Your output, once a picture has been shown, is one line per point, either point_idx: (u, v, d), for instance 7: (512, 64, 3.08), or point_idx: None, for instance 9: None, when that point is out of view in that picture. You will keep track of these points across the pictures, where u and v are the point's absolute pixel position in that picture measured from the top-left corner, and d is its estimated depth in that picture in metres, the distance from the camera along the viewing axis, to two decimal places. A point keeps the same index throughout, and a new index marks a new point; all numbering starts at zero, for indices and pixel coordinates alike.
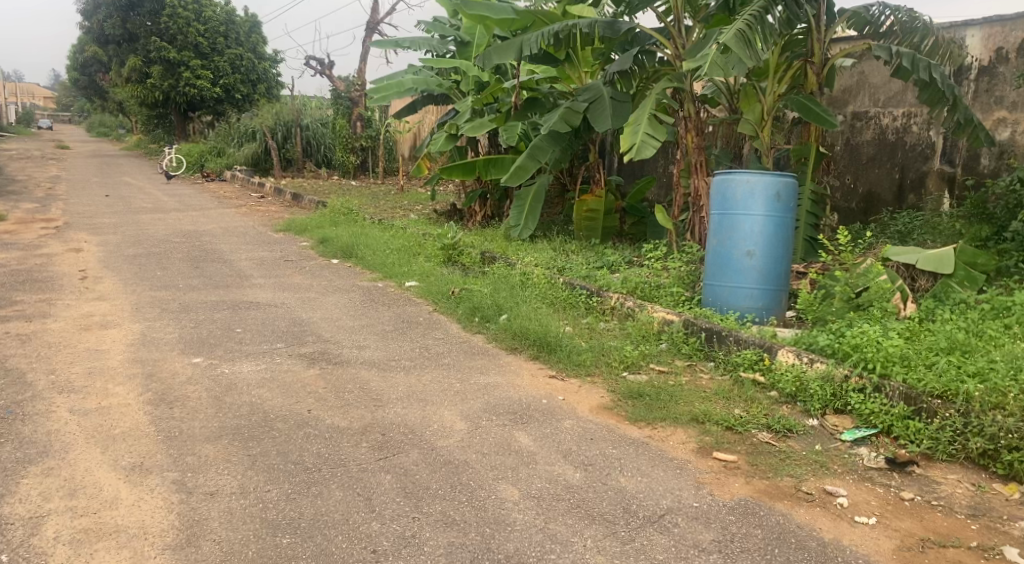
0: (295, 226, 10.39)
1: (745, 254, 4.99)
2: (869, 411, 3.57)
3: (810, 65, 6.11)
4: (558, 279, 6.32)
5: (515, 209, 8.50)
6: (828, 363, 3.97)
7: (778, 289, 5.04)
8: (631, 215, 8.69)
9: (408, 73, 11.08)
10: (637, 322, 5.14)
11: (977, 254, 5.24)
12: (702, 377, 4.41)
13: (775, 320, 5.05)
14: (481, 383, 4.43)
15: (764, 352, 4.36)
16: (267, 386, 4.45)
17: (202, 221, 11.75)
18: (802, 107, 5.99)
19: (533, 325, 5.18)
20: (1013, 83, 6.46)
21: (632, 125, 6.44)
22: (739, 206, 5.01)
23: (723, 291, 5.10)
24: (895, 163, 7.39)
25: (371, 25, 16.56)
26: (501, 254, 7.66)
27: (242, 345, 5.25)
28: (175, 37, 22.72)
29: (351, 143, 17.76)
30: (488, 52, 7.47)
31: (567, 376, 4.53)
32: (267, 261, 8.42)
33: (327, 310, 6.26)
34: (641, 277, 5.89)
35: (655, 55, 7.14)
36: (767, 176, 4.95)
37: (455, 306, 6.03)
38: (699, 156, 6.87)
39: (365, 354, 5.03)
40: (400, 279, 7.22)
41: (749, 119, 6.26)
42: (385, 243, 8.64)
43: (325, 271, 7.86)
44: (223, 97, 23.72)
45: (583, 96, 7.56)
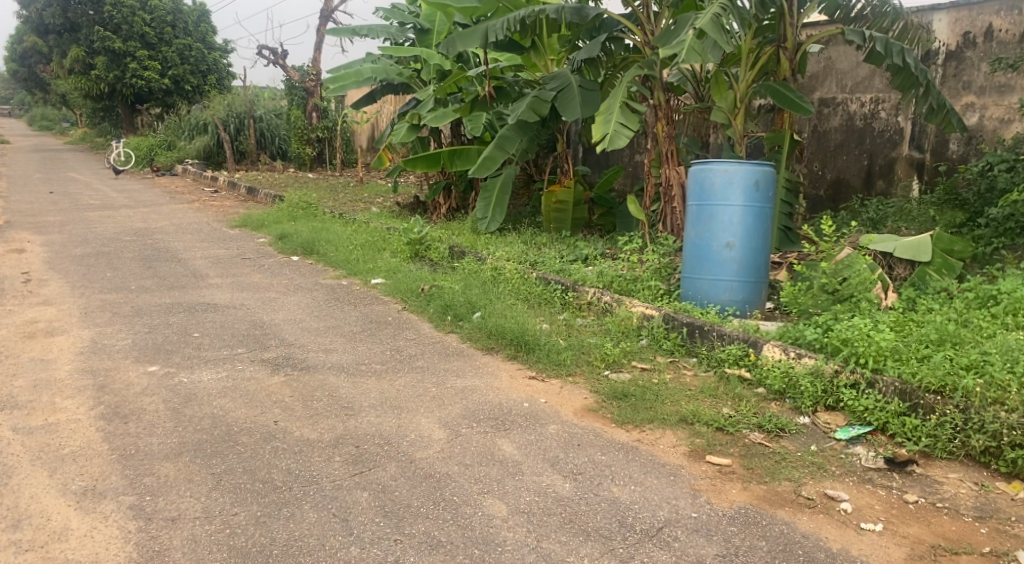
0: (252, 222, 10.02)
1: (724, 246, 4.85)
2: (863, 408, 3.47)
3: (783, 51, 6.00)
4: (531, 274, 6.15)
5: (482, 202, 8.27)
6: (818, 358, 3.86)
7: (758, 281, 4.90)
8: (600, 207, 8.54)
9: (366, 61, 10.76)
10: (615, 318, 4.99)
11: (953, 241, 5.17)
12: (686, 374, 4.27)
13: (756, 313, 4.92)
14: (458, 386, 4.23)
15: (749, 347, 4.24)
16: (229, 395, 4.18)
17: (154, 217, 11.27)
18: (778, 94, 5.85)
19: (509, 324, 5.00)
20: (981, 68, 6.44)
21: (603, 114, 6.26)
22: (717, 197, 4.87)
23: (701, 284, 4.96)
24: (864, 149, 7.35)
25: (325, 13, 16.11)
26: (469, 248, 7.44)
27: (201, 351, 4.96)
28: (120, 27, 21.90)
29: (308, 135, 17.31)
30: (451, 39, 7.22)
31: (547, 377, 4.35)
32: (224, 259, 8.07)
33: (290, 311, 5.98)
34: (616, 271, 5.73)
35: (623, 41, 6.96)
36: (745, 166, 4.81)
37: (425, 304, 5.80)
38: (670, 146, 6.73)
39: (333, 358, 4.78)
40: (366, 276, 6.96)
41: (722, 107, 6.11)
42: (348, 238, 8.34)
43: (286, 269, 7.56)
44: (173, 89, 22.98)
45: (551, 85, 7.35)
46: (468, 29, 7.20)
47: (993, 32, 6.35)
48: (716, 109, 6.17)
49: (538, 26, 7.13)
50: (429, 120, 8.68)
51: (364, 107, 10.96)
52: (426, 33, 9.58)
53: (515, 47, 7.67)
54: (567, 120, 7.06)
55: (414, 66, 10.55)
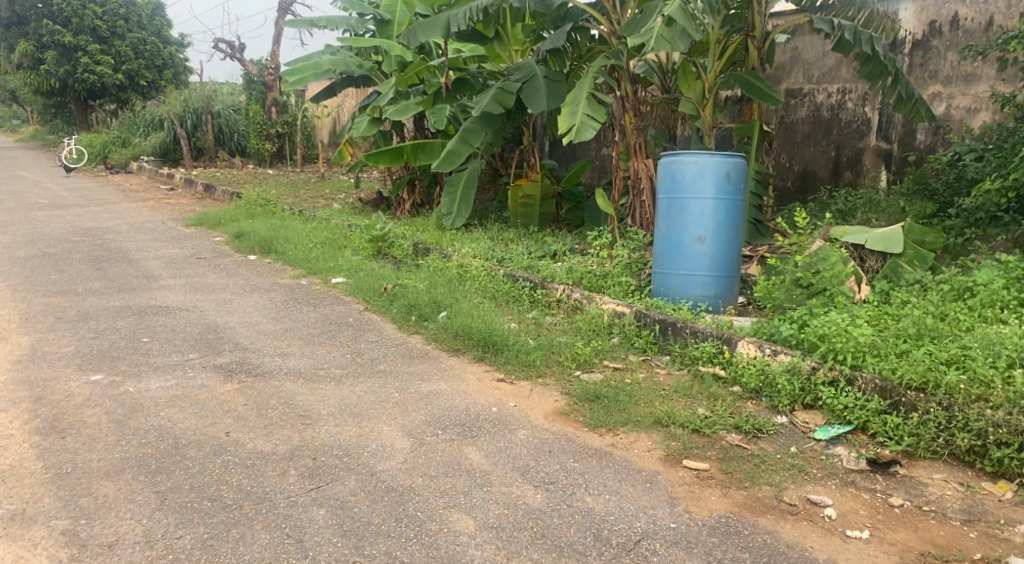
0: (209, 220, 9.67)
1: (695, 239, 4.72)
2: (843, 406, 3.36)
3: (751, 40, 5.87)
4: (498, 271, 5.97)
5: (447, 197, 8.05)
6: (794, 354, 3.73)
7: (730, 275, 4.77)
8: (568, 201, 8.38)
9: (326, 54, 10.45)
10: (586, 316, 4.83)
11: (925, 232, 5.06)
12: (659, 373, 4.12)
13: (728, 308, 4.79)
14: (421, 391, 4.03)
15: (723, 344, 4.09)
16: (177, 405, 3.92)
17: (105, 216, 10.84)
18: (747, 85, 5.75)
19: (476, 323, 4.81)
20: (947, 57, 6.39)
21: (570, 106, 6.09)
22: (688, 189, 4.73)
23: (673, 279, 4.82)
24: (831, 140, 7.28)
25: (283, 6, 15.71)
26: (434, 244, 7.23)
27: (149, 357, 4.69)
28: (70, 20, 21.21)
29: (267, 130, 16.90)
30: (412, 30, 6.99)
31: (516, 379, 4.17)
32: (178, 259, 7.75)
33: (246, 313, 5.71)
34: (585, 266, 5.56)
35: (589, 31, 6.80)
36: (716, 157, 4.68)
37: (389, 304, 5.58)
38: (638, 138, 6.59)
39: (291, 363, 4.55)
40: (326, 275, 6.71)
41: (691, 98, 5.97)
42: (308, 236, 8.07)
43: (243, 268, 7.27)
44: (127, 85, 22.31)
45: (515, 76, 7.16)
46: (429, 19, 6.98)
47: (959, 20, 6.31)
48: (684, 100, 6.03)
49: (501, 16, 6.93)
50: (393, 113, 8.48)
51: (324, 100, 10.65)
52: (386, 24, 9.31)
53: (478, 37, 7.45)
54: (533, 112, 6.87)
55: (375, 58, 10.27)
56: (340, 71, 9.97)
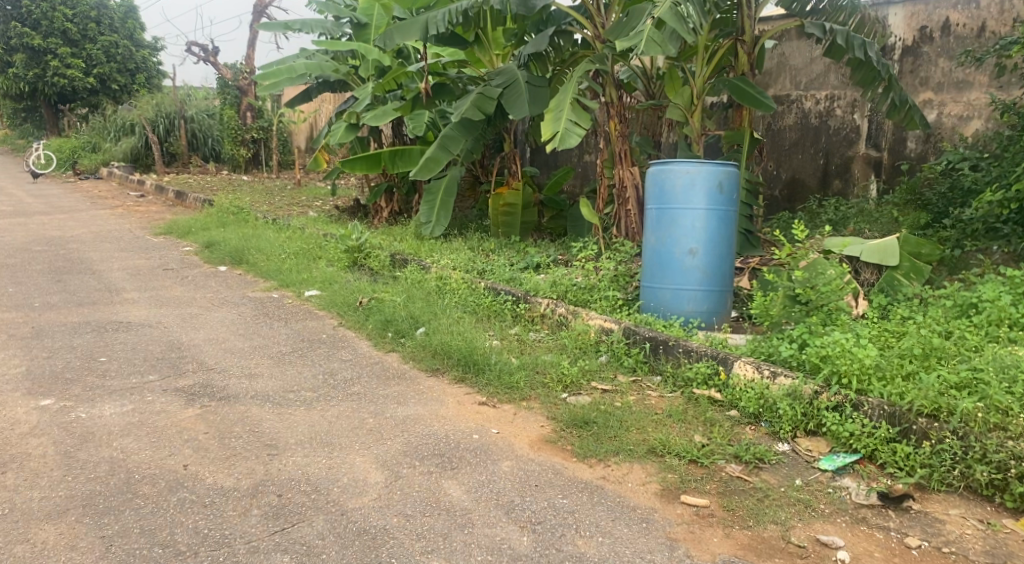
0: (178, 229, 9.32)
1: (686, 252, 4.50)
2: (849, 433, 3.15)
3: (741, 44, 5.67)
4: (479, 283, 5.71)
5: (426, 206, 7.82)
6: (795, 377, 3.51)
7: (723, 289, 4.55)
8: (550, 209, 8.16)
9: (301, 57, 10.16)
10: (572, 332, 4.60)
11: (921, 243, 4.92)
12: (651, 396, 3.89)
13: (721, 324, 4.57)
14: (397, 416, 3.76)
15: (718, 364, 3.87)
16: (132, 434, 3.62)
17: (70, 224, 10.44)
18: (737, 90, 5.53)
19: (456, 341, 4.55)
20: (938, 64, 6.25)
21: (553, 112, 5.87)
22: (679, 200, 4.51)
23: (663, 293, 4.59)
24: (820, 148, 7.12)
25: (258, 9, 15.37)
26: (412, 255, 6.96)
27: (105, 379, 4.37)
28: (40, 22, 20.72)
29: (242, 135, 16.51)
30: (389, 32, 6.74)
31: (499, 403, 3.92)
32: (143, 270, 7.40)
33: (213, 329, 5.41)
34: (571, 279, 5.33)
35: (572, 35, 6.58)
36: (707, 166, 4.47)
37: (364, 319, 5.31)
38: (623, 145, 6.39)
39: (258, 385, 4.26)
40: (299, 288, 6.42)
41: (678, 104, 5.76)
42: (281, 246, 7.76)
43: (212, 280, 6.95)
44: (98, 88, 21.80)
45: (496, 81, 6.93)
46: (407, 21, 6.74)
47: (951, 26, 6.17)
48: (672, 106, 5.82)
49: (482, 19, 6.69)
50: (369, 118, 8.22)
51: (298, 105, 10.34)
52: (363, 27, 9.05)
53: (458, 41, 7.20)
54: (514, 118, 6.63)
55: (352, 63, 9.99)
56: (316, 75, 9.68)
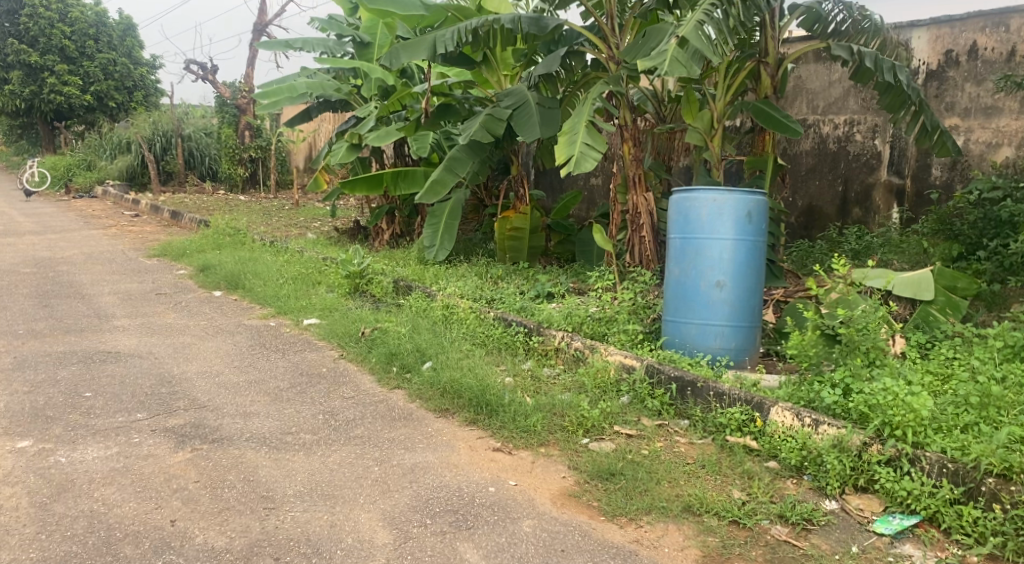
0: (173, 251, 9.03)
1: (713, 285, 4.23)
2: (907, 492, 2.89)
3: (765, 66, 5.48)
4: (487, 313, 5.42)
5: (429, 228, 7.53)
6: (841, 426, 3.24)
7: (751, 325, 4.27)
8: (557, 234, 7.88)
9: (302, 76, 9.94)
10: (589, 369, 4.30)
11: (957, 276, 4.64)
12: (680, 443, 3.62)
13: (749, 362, 4.28)
14: (405, 464, 3.46)
15: (753, 410, 3.58)
16: (115, 483, 3.30)
17: (61, 245, 10.14)
18: (760, 114, 5.29)
19: (466, 378, 4.25)
20: (965, 89, 6.03)
21: (568, 134, 5.63)
22: (705, 229, 4.25)
23: (688, 329, 4.31)
24: (838, 175, 6.88)
25: (259, 27, 15.18)
26: (416, 281, 6.67)
27: (88, 417, 4.06)
28: (37, 39, 20.57)
29: (239, 155, 16.25)
30: (395, 50, 6.49)
31: (515, 449, 3.62)
32: (135, 295, 7.10)
33: (207, 361, 5.10)
34: (586, 310, 5.05)
35: (584, 56, 6.35)
36: (735, 195, 4.21)
37: (367, 352, 5.01)
38: (637, 169, 6.13)
39: (254, 426, 3.94)
40: (297, 315, 6.12)
41: (698, 128, 5.50)
42: (279, 270, 7.47)
43: (206, 306, 6.65)
44: (95, 106, 21.58)
45: (506, 102, 6.69)
46: (414, 40, 6.50)
47: (978, 50, 5.96)
48: (690, 130, 5.55)
49: (491, 39, 6.46)
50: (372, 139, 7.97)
51: (299, 125, 10.10)
52: (367, 47, 8.84)
53: (465, 61, 6.97)
54: (524, 141, 6.36)
55: (354, 82, 9.76)
56: (317, 95, 9.44)
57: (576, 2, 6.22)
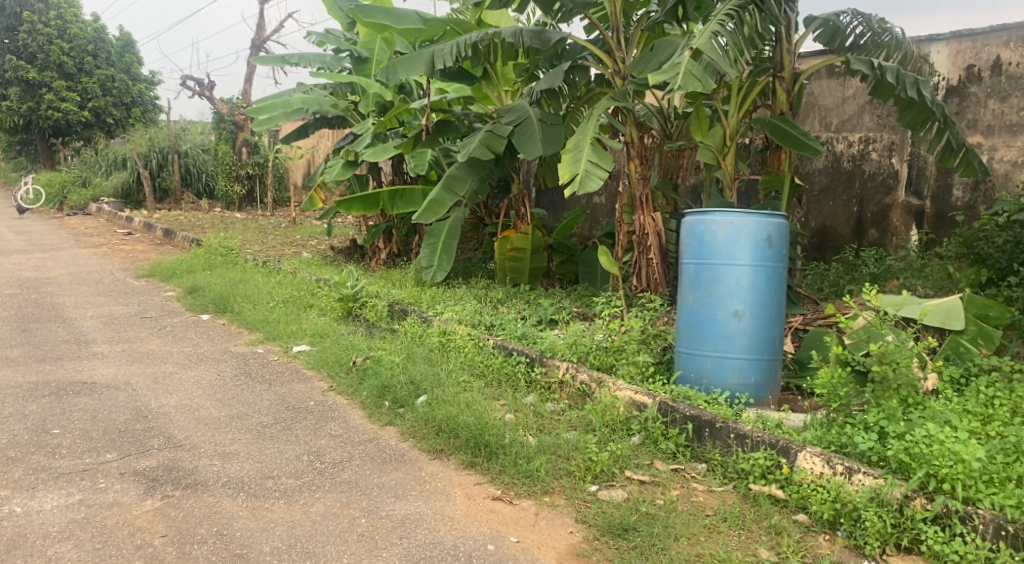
0: (162, 271, 8.72)
1: (730, 314, 3.92)
2: (960, 557, 2.58)
3: (780, 81, 5.19)
4: (487, 341, 5.11)
5: (426, 248, 7.23)
6: (879, 476, 2.91)
7: (771, 359, 3.96)
8: (559, 254, 7.56)
9: (298, 91, 9.69)
10: (597, 406, 3.98)
11: (988, 305, 4.31)
12: (698, 491, 3.30)
13: (770, 399, 3.96)
14: (394, 516, 3.13)
15: (779, 456, 3.26)
16: (73, 538, 2.97)
17: (48, 265, 9.84)
18: (776, 131, 5.00)
19: (463, 414, 3.93)
20: (988, 106, 5.75)
21: (572, 152, 5.34)
22: (722, 254, 3.95)
23: (703, 362, 3.99)
24: (853, 195, 6.60)
25: (257, 42, 14.95)
26: (413, 305, 6.36)
27: (53, 458, 3.73)
28: (35, 56, 20.40)
29: (236, 171, 15.99)
30: (392, 66, 6.21)
31: (516, 498, 3.30)
32: (119, 319, 6.78)
33: (188, 392, 4.78)
34: (591, 337, 4.73)
35: (588, 71, 6.08)
36: (753, 218, 3.93)
37: (358, 383, 4.68)
38: (645, 190, 5.83)
39: (232, 469, 3.62)
40: (287, 342, 5.81)
41: (709, 145, 5.21)
42: (270, 292, 7.17)
43: (192, 332, 6.33)
44: (92, 122, 21.36)
45: (507, 118, 6.41)
46: (411, 55, 6.22)
47: (1001, 65, 5.69)
48: (701, 147, 5.25)
49: (492, 52, 6.19)
50: (369, 155, 7.73)
51: (294, 141, 9.83)
52: (364, 62, 8.59)
53: (465, 76, 6.70)
54: (526, 158, 6.07)
55: (352, 98, 9.50)
56: (313, 110, 9.19)
57: (581, 14, 5.95)
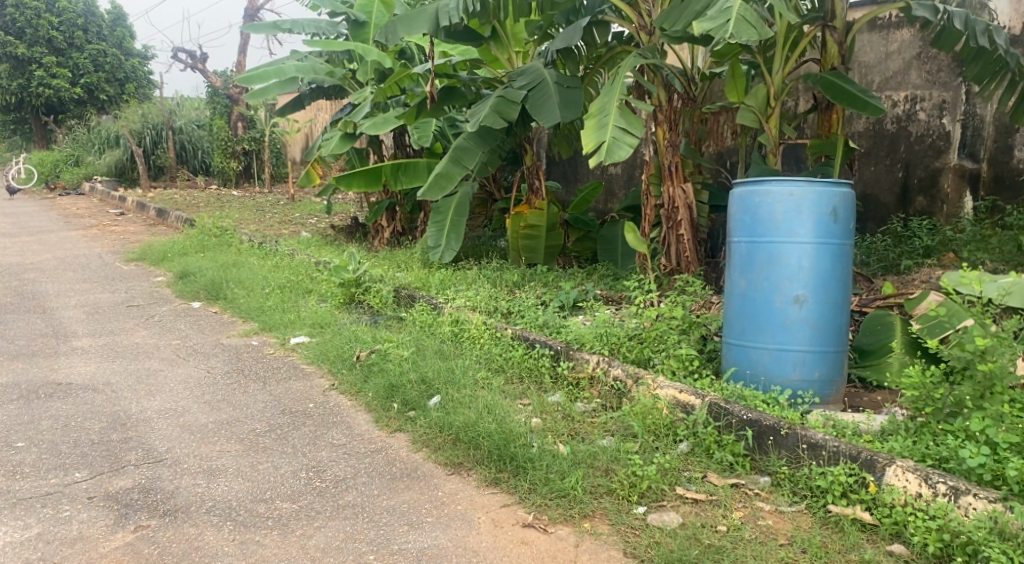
0: (153, 255, 8.20)
1: (790, 300, 3.40)
2: None
3: (830, 31, 4.56)
4: (504, 331, 4.59)
5: (433, 227, 6.72)
6: (998, 502, 2.43)
7: (837, 351, 3.45)
8: (576, 230, 7.01)
9: (291, 59, 9.08)
10: (636, 407, 3.49)
11: None
12: (764, 512, 2.80)
13: (835, 397, 3.45)
14: (408, 551, 2.65)
15: (861, 470, 2.78)
16: None
17: (35, 248, 9.34)
18: (828, 88, 4.43)
19: (484, 421, 3.42)
20: None
21: (597, 116, 4.78)
22: (779, 230, 3.43)
23: (758, 356, 3.47)
24: (898, 159, 5.98)
25: (250, 11, 14.24)
26: (420, 289, 5.83)
27: (13, 479, 3.23)
28: (24, 31, 19.77)
29: (232, 147, 15.36)
30: (391, 25, 5.67)
31: (551, 524, 2.81)
32: (104, 308, 6.28)
33: (173, 393, 4.28)
34: (622, 326, 4.21)
35: (608, 27, 5.47)
36: (817, 188, 3.39)
37: (363, 382, 4.17)
38: (674, 158, 5.30)
39: (218, 491, 3.12)
40: (284, 332, 5.29)
41: (751, 107, 4.68)
42: (265, 277, 6.65)
43: (181, 322, 5.81)
44: (85, 99, 20.71)
45: (519, 82, 5.81)
46: (413, 12, 5.70)
47: None
48: (742, 110, 4.73)
49: (502, 8, 5.59)
50: (369, 127, 7.19)
51: (289, 113, 9.25)
52: (361, 26, 7.96)
53: (472, 36, 6.10)
54: (543, 127, 5.48)
55: (349, 66, 8.89)
56: (308, 79, 8.60)
57: None
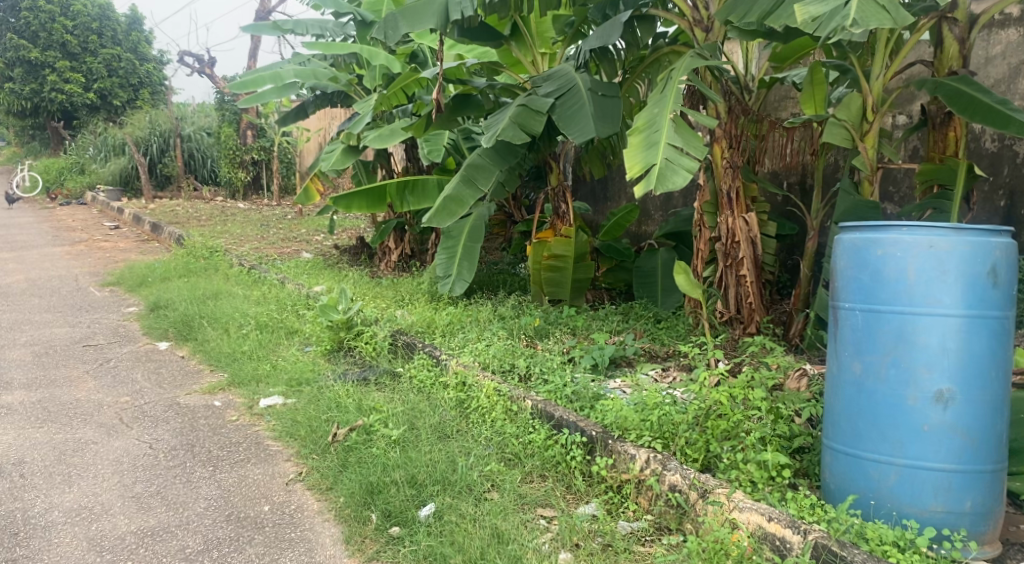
0: (133, 279, 7.32)
1: (929, 399, 2.39)
2: None
3: (951, 25, 3.56)
4: (523, 403, 3.58)
5: (443, 255, 5.74)
6: None
7: (994, 470, 2.43)
8: (607, 260, 6.00)
9: (293, 63, 8.21)
10: (708, 539, 2.48)
11: None
12: None
13: (990, 534, 2.44)
14: None
15: None
16: None
17: (12, 267, 8.52)
18: (955, 100, 3.45)
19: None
20: None
21: (645, 131, 3.81)
22: (912, 298, 2.41)
23: (882, 475, 2.46)
24: (999, 185, 4.52)
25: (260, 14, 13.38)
26: (421, 336, 4.84)
27: None
28: (38, 34, 19.17)
29: (240, 156, 14.49)
30: (391, 17, 4.70)
31: None
32: (56, 348, 5.37)
33: (97, 480, 3.33)
34: (676, 408, 3.19)
35: (655, 23, 4.48)
36: (964, 237, 2.39)
37: (337, 474, 3.20)
38: (734, 182, 4.30)
39: None
40: (254, 391, 4.33)
41: (843, 120, 3.69)
42: (246, 311, 5.71)
43: (140, 370, 4.88)
44: (99, 105, 20.04)
45: (546, 88, 4.85)
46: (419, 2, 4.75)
47: None
48: (830, 124, 3.73)
49: None
50: (373, 140, 6.23)
51: (290, 122, 8.36)
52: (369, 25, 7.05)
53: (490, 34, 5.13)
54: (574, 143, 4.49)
55: (356, 70, 7.97)
56: (308, 84, 7.74)
57: None
